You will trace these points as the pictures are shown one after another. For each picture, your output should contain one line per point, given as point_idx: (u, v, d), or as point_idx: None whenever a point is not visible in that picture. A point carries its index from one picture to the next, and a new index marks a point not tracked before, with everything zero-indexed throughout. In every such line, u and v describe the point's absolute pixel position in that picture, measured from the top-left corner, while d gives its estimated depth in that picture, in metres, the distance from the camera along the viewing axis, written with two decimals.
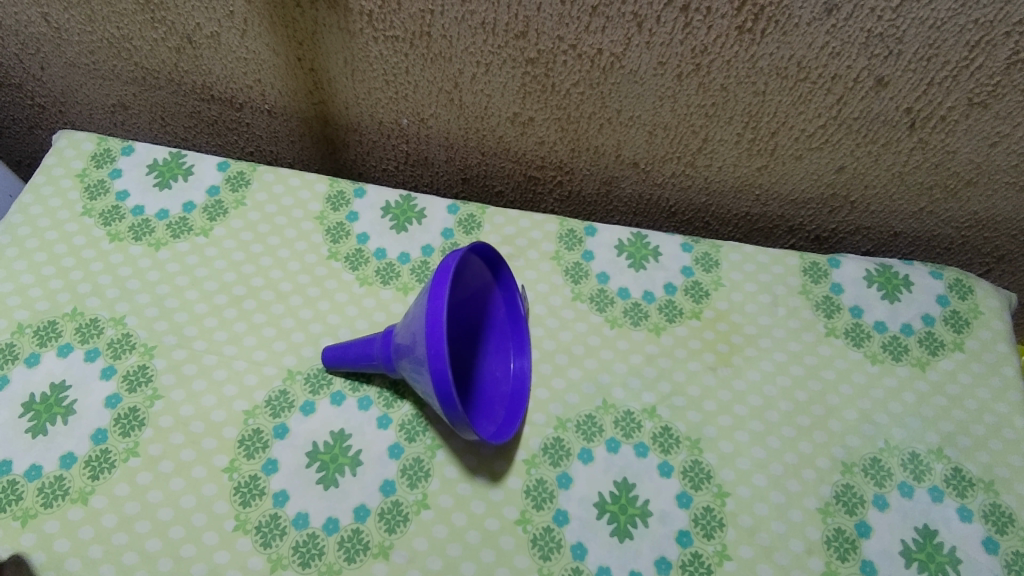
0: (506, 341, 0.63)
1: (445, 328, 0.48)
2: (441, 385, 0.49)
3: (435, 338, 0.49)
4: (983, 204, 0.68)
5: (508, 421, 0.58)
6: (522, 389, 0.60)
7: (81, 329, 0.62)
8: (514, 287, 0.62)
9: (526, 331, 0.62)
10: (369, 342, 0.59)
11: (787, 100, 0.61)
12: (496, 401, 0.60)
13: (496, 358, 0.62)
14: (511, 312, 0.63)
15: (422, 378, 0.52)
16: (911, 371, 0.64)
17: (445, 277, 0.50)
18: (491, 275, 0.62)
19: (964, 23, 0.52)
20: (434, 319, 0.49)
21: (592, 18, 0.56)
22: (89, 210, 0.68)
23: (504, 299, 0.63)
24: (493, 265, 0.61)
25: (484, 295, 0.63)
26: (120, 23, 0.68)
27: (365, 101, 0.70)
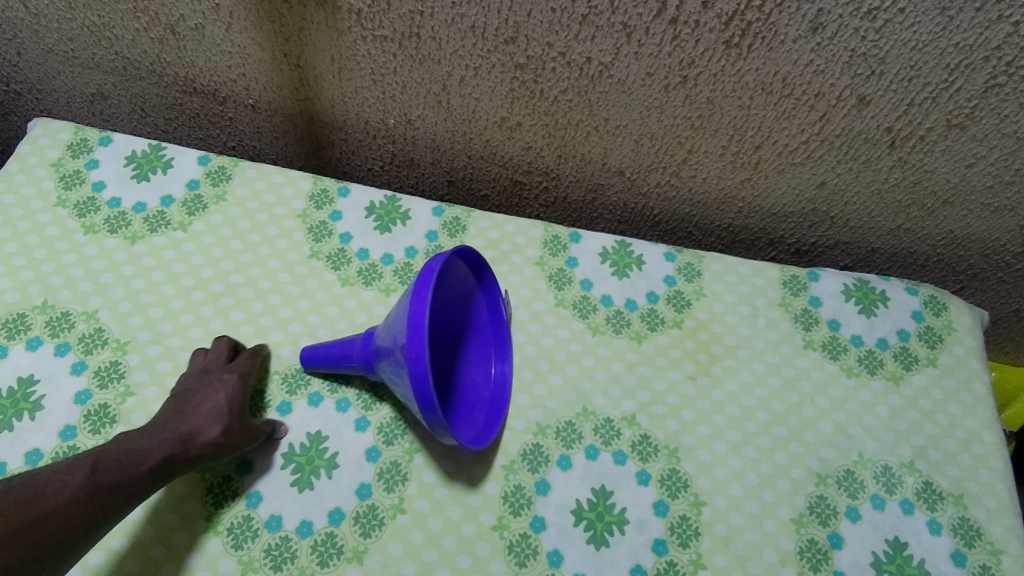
0: (488, 345, 0.63)
1: (426, 333, 0.48)
2: (421, 389, 0.48)
3: (417, 343, 0.48)
4: (958, 223, 0.69)
5: (488, 426, 0.58)
6: (503, 394, 0.60)
7: (51, 323, 0.60)
8: (497, 292, 0.62)
9: (509, 336, 0.62)
10: (348, 343, 0.58)
11: (772, 115, 0.61)
12: (476, 406, 0.60)
13: (478, 362, 0.62)
14: (493, 316, 0.63)
15: (402, 382, 0.52)
16: (886, 385, 0.65)
17: (429, 280, 0.50)
18: (476, 278, 0.62)
19: (945, 46, 0.53)
20: (416, 323, 0.49)
21: (582, 26, 0.57)
22: (63, 201, 0.66)
23: (487, 304, 0.63)
24: (477, 269, 0.61)
25: (468, 298, 0.63)
26: (102, 11, 0.66)
27: (352, 100, 0.70)
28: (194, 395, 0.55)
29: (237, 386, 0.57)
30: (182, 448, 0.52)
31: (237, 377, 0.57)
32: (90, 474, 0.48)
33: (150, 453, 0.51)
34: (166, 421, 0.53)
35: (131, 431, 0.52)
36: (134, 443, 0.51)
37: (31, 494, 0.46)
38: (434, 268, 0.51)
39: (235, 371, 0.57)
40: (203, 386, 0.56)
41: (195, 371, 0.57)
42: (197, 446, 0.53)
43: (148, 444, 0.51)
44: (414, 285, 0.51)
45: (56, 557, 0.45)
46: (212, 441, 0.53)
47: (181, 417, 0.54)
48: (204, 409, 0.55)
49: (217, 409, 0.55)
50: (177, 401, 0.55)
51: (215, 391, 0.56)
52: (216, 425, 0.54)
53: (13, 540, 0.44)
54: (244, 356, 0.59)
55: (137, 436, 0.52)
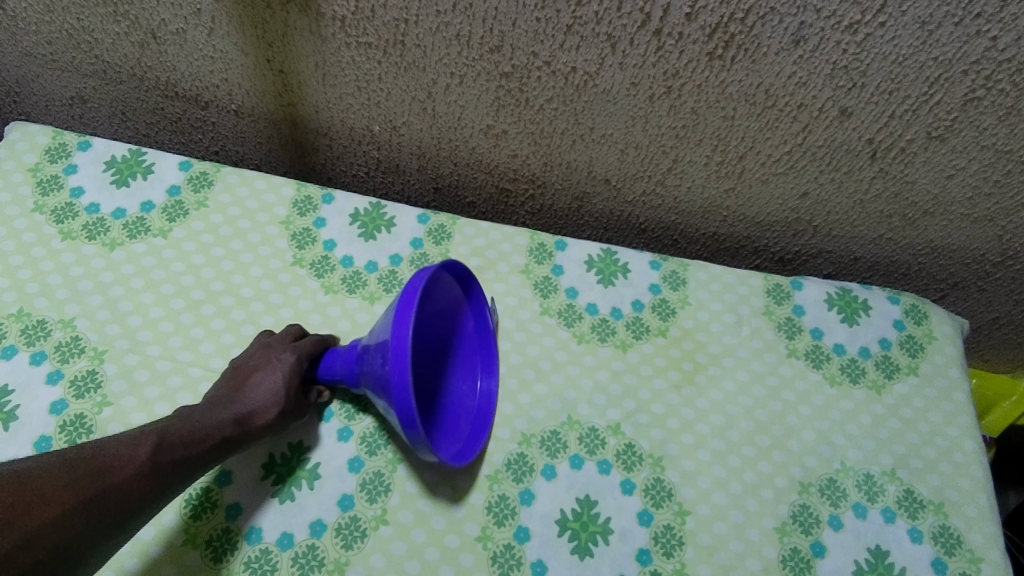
0: (474, 355, 0.63)
1: (409, 358, 0.47)
2: (405, 414, 0.48)
3: (400, 367, 0.47)
4: (939, 233, 0.70)
5: (473, 439, 0.58)
6: (489, 407, 0.60)
7: (27, 331, 0.59)
8: (483, 302, 0.62)
9: (495, 346, 0.62)
10: (333, 357, 0.58)
11: (755, 126, 0.62)
12: (462, 417, 0.60)
13: (464, 372, 0.62)
14: (480, 325, 0.63)
15: (386, 402, 0.51)
16: (868, 394, 0.66)
17: (412, 300, 0.49)
18: (462, 289, 0.62)
19: (924, 60, 0.53)
20: (400, 347, 0.48)
21: (567, 36, 0.57)
22: (41, 206, 0.65)
23: (473, 313, 0.62)
24: (463, 280, 0.61)
25: (454, 308, 0.62)
26: (81, 15, 0.65)
27: (336, 105, 0.69)
28: (253, 373, 0.55)
29: (296, 366, 0.56)
30: (241, 428, 0.52)
31: (296, 358, 0.56)
32: (156, 449, 0.46)
33: (210, 432, 0.50)
34: (225, 398, 0.53)
35: (189, 406, 0.51)
36: (196, 420, 0.50)
37: (97, 467, 0.43)
38: (418, 287, 0.51)
39: (296, 351, 0.57)
40: (264, 365, 0.55)
41: (258, 347, 0.58)
42: (253, 428, 0.53)
43: (208, 422, 0.50)
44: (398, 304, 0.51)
45: (113, 534, 0.43)
46: (267, 424, 0.53)
47: (240, 395, 0.53)
48: (262, 388, 0.54)
49: (274, 390, 0.54)
50: (233, 378, 0.55)
51: (274, 371, 0.55)
52: (274, 407, 0.54)
53: (78, 513, 0.41)
54: (306, 338, 0.59)
55: (197, 412, 0.50)
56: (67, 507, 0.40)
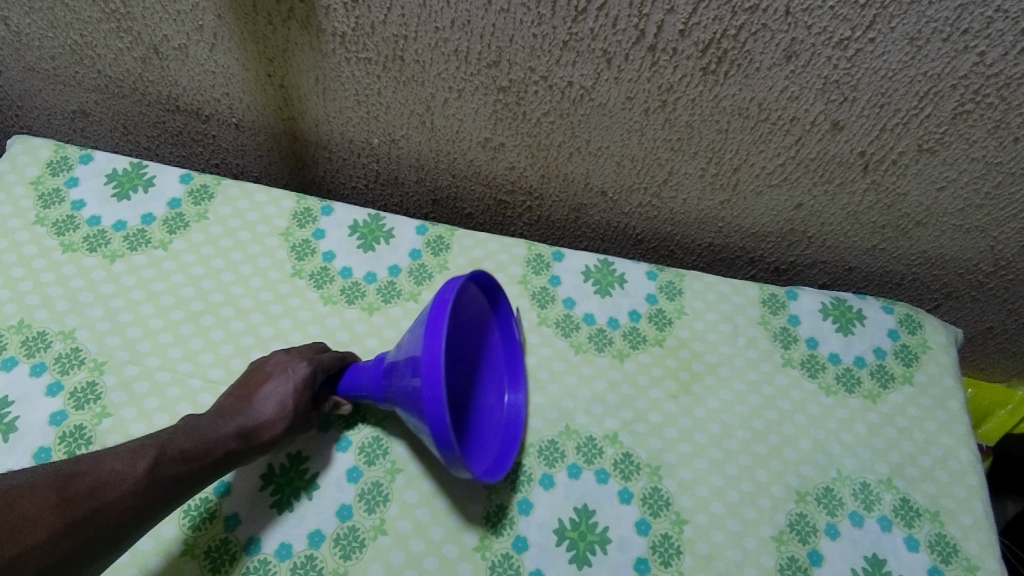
0: (500, 367, 0.63)
1: (443, 371, 0.46)
2: (439, 429, 0.47)
3: (434, 381, 0.47)
4: (932, 244, 0.71)
5: (503, 454, 0.58)
6: (517, 420, 0.60)
7: (27, 343, 0.60)
8: (509, 314, 0.62)
9: (521, 358, 0.63)
10: (360, 373, 0.58)
11: (749, 139, 0.63)
12: (491, 430, 0.59)
13: (491, 385, 0.62)
14: (506, 337, 0.63)
15: (417, 417, 0.50)
16: (863, 403, 0.66)
17: (445, 314, 0.49)
18: (487, 301, 0.62)
19: (914, 75, 0.54)
20: (432, 360, 0.47)
21: (563, 52, 0.58)
22: (42, 219, 0.66)
23: (499, 324, 0.63)
24: (490, 292, 0.61)
25: (480, 320, 0.63)
26: (84, 31, 0.66)
27: (336, 119, 0.70)
28: (266, 384, 0.55)
29: (308, 379, 0.56)
30: (245, 443, 0.52)
31: (310, 371, 0.56)
32: (153, 465, 0.45)
33: (214, 447, 0.49)
34: (233, 408, 0.53)
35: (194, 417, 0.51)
36: (200, 433, 0.49)
37: (89, 484, 0.42)
38: (449, 300, 0.50)
39: (312, 363, 0.57)
40: (277, 376, 0.55)
41: (279, 354, 0.58)
42: (258, 442, 0.53)
43: (213, 436, 0.50)
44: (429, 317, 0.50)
45: (104, 552, 0.43)
46: (271, 439, 0.54)
47: (248, 406, 0.53)
48: (271, 400, 0.54)
49: (283, 404, 0.54)
50: (243, 389, 0.55)
51: (286, 383, 0.55)
52: (280, 423, 0.54)
53: (66, 534, 0.41)
54: (327, 353, 0.59)
55: (201, 425, 0.50)
56: (54, 528, 0.40)
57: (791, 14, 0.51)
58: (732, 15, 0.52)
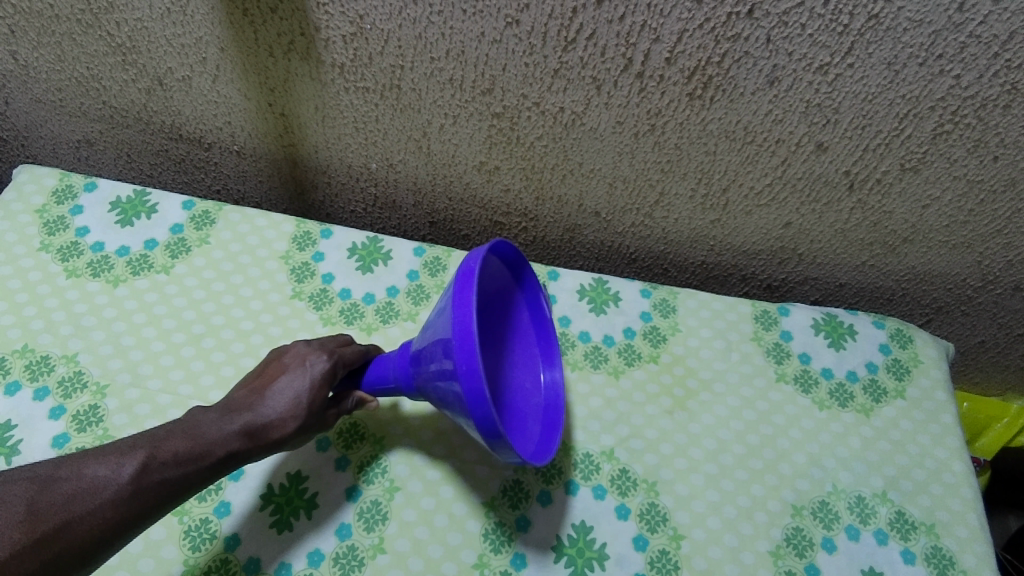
0: (533, 347, 0.60)
1: (477, 341, 0.44)
2: (478, 405, 0.45)
3: (469, 351, 0.44)
4: (920, 260, 0.72)
5: (546, 436, 0.55)
6: (557, 400, 0.57)
7: (31, 367, 0.61)
8: (536, 289, 0.60)
9: (554, 335, 0.60)
10: (385, 365, 0.58)
11: (736, 160, 0.65)
12: (530, 415, 0.56)
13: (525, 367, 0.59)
14: (535, 315, 0.60)
15: (452, 398, 0.48)
16: (857, 417, 0.67)
17: (473, 283, 0.47)
18: (511, 276, 0.60)
19: (893, 97, 0.56)
20: (465, 330, 0.45)
21: (554, 79, 0.60)
22: (46, 245, 0.67)
23: (527, 302, 0.60)
24: (515, 267, 0.59)
25: (507, 299, 0.60)
26: (90, 64, 0.68)
27: (335, 145, 0.72)
28: (281, 378, 0.55)
29: (325, 375, 0.56)
30: (252, 441, 0.51)
31: (328, 366, 0.56)
32: (139, 472, 0.44)
33: (214, 448, 0.48)
34: (245, 403, 0.53)
35: (201, 413, 0.50)
36: (199, 434, 0.48)
37: (66, 493, 0.41)
38: (474, 270, 0.48)
39: (331, 358, 0.57)
40: (293, 370, 0.55)
41: (300, 346, 0.58)
42: (266, 440, 0.52)
43: (214, 435, 0.49)
44: (455, 290, 0.48)
45: (85, 560, 0.41)
46: (280, 437, 0.53)
47: (260, 402, 0.53)
48: (284, 396, 0.54)
49: (297, 399, 0.54)
50: (258, 383, 0.55)
51: (302, 377, 0.55)
52: (292, 421, 0.53)
53: (35, 549, 0.39)
54: (350, 348, 0.59)
55: (204, 423, 0.49)
56: (22, 543, 0.38)
57: (772, 42, 0.53)
58: (715, 43, 0.54)
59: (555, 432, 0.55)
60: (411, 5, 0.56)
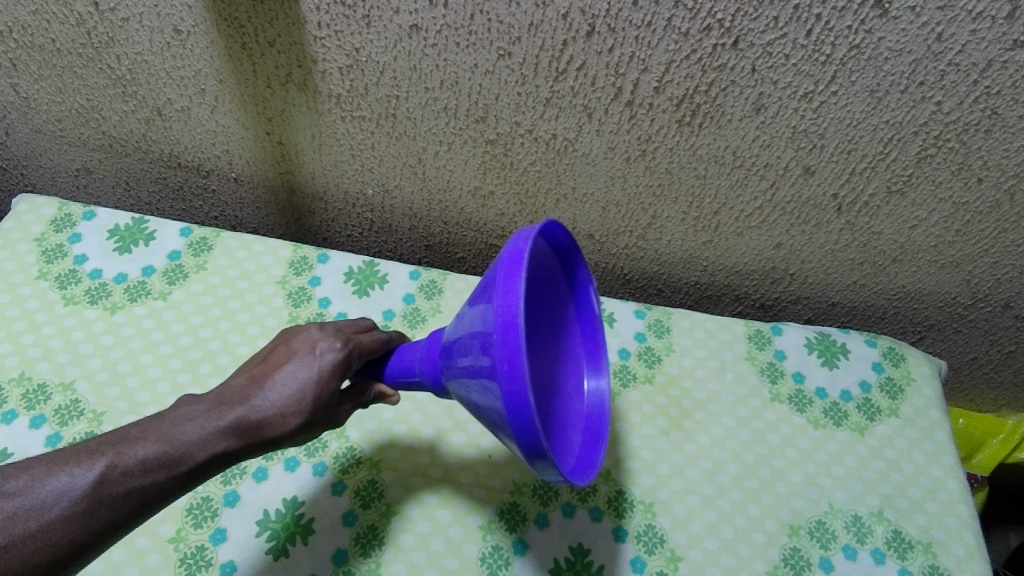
0: (577, 347, 0.55)
1: (522, 336, 0.37)
2: (520, 413, 0.38)
3: (513, 349, 0.37)
4: (910, 279, 0.73)
5: (589, 451, 0.49)
6: (602, 410, 0.51)
7: (28, 395, 0.61)
8: (589, 280, 0.54)
9: (602, 334, 0.54)
10: (411, 356, 0.51)
11: (726, 184, 0.66)
12: (572, 424, 0.50)
13: (569, 367, 0.54)
14: (582, 311, 0.55)
15: (486, 401, 0.41)
16: (851, 436, 0.67)
17: (521, 266, 0.40)
18: (560, 265, 0.54)
19: (877, 123, 0.57)
20: (510, 323, 0.38)
21: (546, 107, 0.61)
22: (45, 273, 0.68)
23: (574, 296, 0.55)
24: (565, 254, 0.53)
25: (552, 290, 0.54)
26: (90, 95, 0.70)
27: (331, 172, 0.73)
28: (287, 365, 0.46)
29: (337, 367, 0.48)
30: (246, 440, 0.44)
31: (343, 355, 0.48)
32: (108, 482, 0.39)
33: (193, 452, 0.42)
34: (242, 394, 0.45)
35: (189, 405, 0.44)
36: (176, 434, 0.42)
37: (9, 510, 0.36)
38: (524, 252, 0.41)
39: (345, 346, 0.49)
40: (301, 357, 0.47)
41: (313, 330, 0.49)
42: (262, 439, 0.45)
43: (196, 435, 0.42)
44: (500, 272, 0.41)
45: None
46: (276, 438, 0.45)
47: (259, 393, 0.45)
48: (286, 388, 0.45)
49: (301, 394, 0.46)
50: (260, 370, 0.47)
51: (309, 367, 0.47)
52: (294, 417, 0.45)
53: None
54: (369, 335, 0.52)
55: (187, 420, 0.43)
56: None
57: (757, 71, 0.55)
58: (702, 73, 0.56)
59: (600, 447, 0.49)
60: (406, 39, 0.58)
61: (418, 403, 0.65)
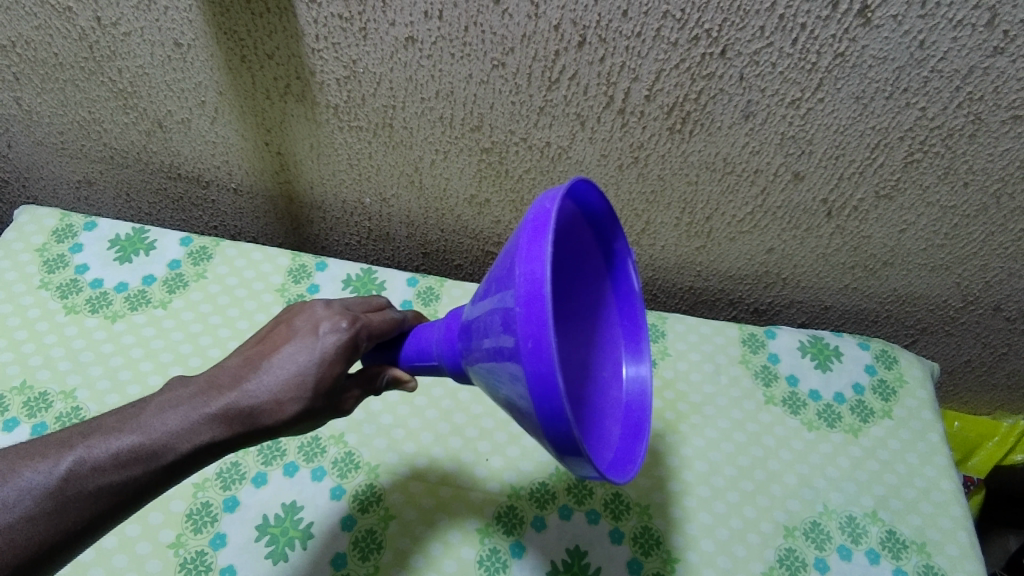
0: (615, 328, 0.51)
1: (548, 308, 0.33)
2: (546, 398, 0.33)
3: (538, 323, 0.33)
4: (901, 282, 0.75)
5: (629, 443, 0.45)
6: (644, 400, 0.47)
7: (29, 403, 0.62)
8: (627, 252, 0.50)
9: (643, 313, 0.50)
10: (428, 339, 0.48)
11: (718, 190, 0.67)
12: (610, 414, 0.47)
13: (606, 350, 0.50)
14: (621, 287, 0.51)
15: (509, 385, 0.37)
16: (845, 437, 0.68)
17: (546, 229, 0.35)
18: (593, 234, 0.50)
19: (864, 129, 0.59)
20: (535, 293, 0.34)
21: (540, 116, 0.62)
22: (46, 283, 0.69)
23: (613, 271, 0.51)
24: (600, 225, 0.49)
25: (588, 263, 0.50)
26: (92, 108, 0.71)
27: (330, 182, 0.74)
28: (286, 346, 0.44)
29: (341, 350, 0.45)
30: (235, 429, 0.42)
31: (348, 337, 0.45)
32: (89, 473, 0.37)
33: (176, 443, 0.40)
34: (235, 377, 0.43)
35: (180, 388, 0.42)
36: (157, 424, 0.40)
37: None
38: (550, 213, 0.37)
39: (351, 328, 0.46)
40: (302, 337, 0.44)
41: (316, 308, 0.46)
42: (253, 428, 0.42)
43: (178, 425, 0.40)
44: (523, 236, 0.37)
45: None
46: (270, 426, 0.43)
47: (254, 376, 0.43)
48: (283, 374, 0.43)
49: (300, 379, 0.43)
50: (258, 351, 0.44)
51: (310, 350, 0.44)
52: (292, 404, 0.43)
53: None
54: (379, 316, 0.49)
55: (170, 408, 0.41)
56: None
57: (745, 79, 0.56)
58: (691, 81, 0.57)
59: (640, 440, 0.44)
60: (402, 50, 0.59)
61: (415, 408, 0.65)
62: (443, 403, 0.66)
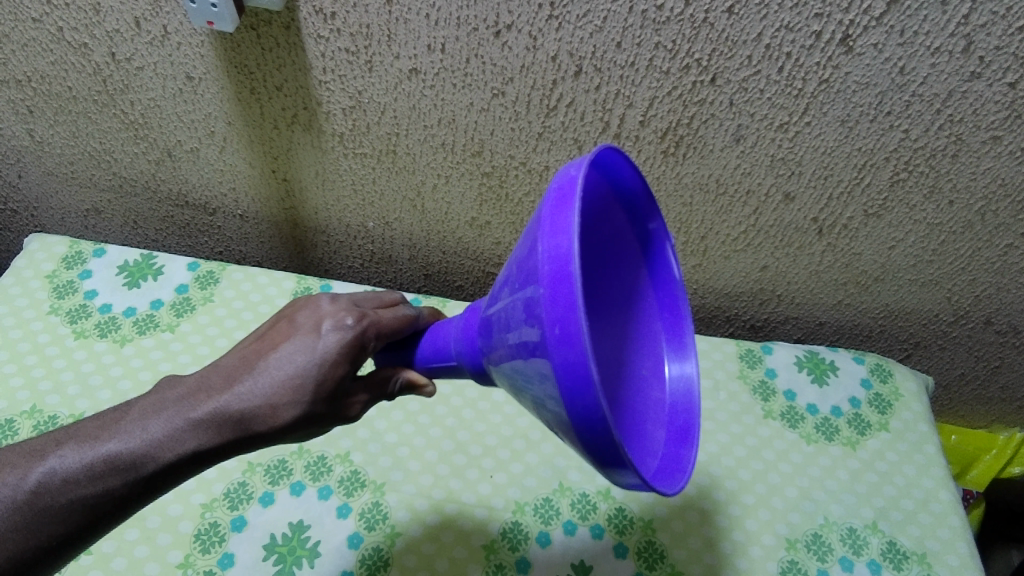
0: (655, 321, 0.52)
1: (577, 289, 0.33)
2: (579, 392, 0.34)
3: (566, 307, 0.34)
4: (892, 297, 0.76)
5: (674, 448, 0.45)
6: (690, 400, 0.48)
7: (38, 426, 0.63)
8: (663, 233, 0.51)
9: (686, 304, 0.51)
10: (445, 339, 0.49)
11: (711, 211, 0.69)
12: (652, 414, 0.47)
13: (647, 345, 0.51)
14: (662, 276, 0.52)
15: (537, 381, 0.37)
16: (843, 450, 0.69)
17: (572, 205, 0.36)
18: (626, 218, 0.51)
19: (850, 150, 0.61)
20: (561, 273, 0.34)
21: (539, 141, 0.64)
22: (56, 308, 0.70)
23: (652, 260, 0.52)
24: (633, 208, 0.50)
25: (624, 250, 0.51)
26: (103, 139, 0.73)
27: (335, 207, 0.76)
28: (286, 344, 0.44)
29: (344, 348, 0.45)
30: (225, 436, 0.43)
31: (353, 334, 0.45)
32: (60, 485, 0.39)
33: (158, 454, 0.41)
34: (225, 380, 0.44)
35: (169, 394, 0.44)
36: (145, 432, 0.41)
37: None
38: (575, 185, 0.38)
39: (355, 325, 0.46)
40: (303, 334, 0.45)
41: (321, 305, 0.47)
42: (243, 434, 0.43)
43: (162, 433, 0.42)
44: (546, 211, 0.38)
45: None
46: (262, 434, 0.43)
47: (245, 379, 0.43)
48: (283, 378, 0.43)
49: (300, 380, 0.43)
50: (256, 351, 0.45)
51: (310, 349, 0.44)
52: (288, 410, 0.43)
53: None
54: (390, 313, 0.49)
55: (154, 416, 0.42)
56: None
57: (735, 105, 0.58)
58: (684, 107, 0.59)
59: (689, 446, 0.45)
60: (405, 81, 0.61)
61: (420, 426, 0.66)
62: (446, 420, 0.67)
